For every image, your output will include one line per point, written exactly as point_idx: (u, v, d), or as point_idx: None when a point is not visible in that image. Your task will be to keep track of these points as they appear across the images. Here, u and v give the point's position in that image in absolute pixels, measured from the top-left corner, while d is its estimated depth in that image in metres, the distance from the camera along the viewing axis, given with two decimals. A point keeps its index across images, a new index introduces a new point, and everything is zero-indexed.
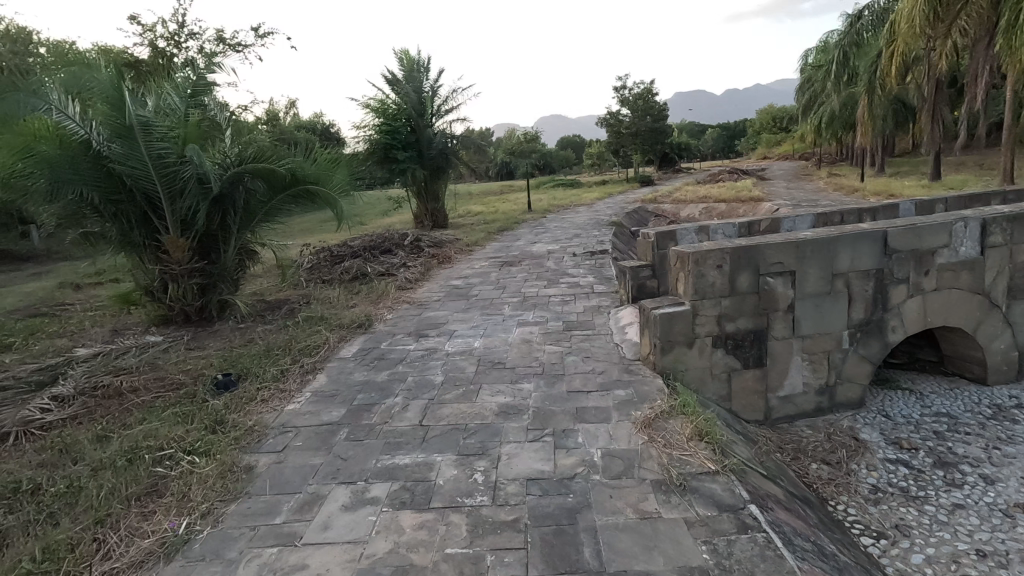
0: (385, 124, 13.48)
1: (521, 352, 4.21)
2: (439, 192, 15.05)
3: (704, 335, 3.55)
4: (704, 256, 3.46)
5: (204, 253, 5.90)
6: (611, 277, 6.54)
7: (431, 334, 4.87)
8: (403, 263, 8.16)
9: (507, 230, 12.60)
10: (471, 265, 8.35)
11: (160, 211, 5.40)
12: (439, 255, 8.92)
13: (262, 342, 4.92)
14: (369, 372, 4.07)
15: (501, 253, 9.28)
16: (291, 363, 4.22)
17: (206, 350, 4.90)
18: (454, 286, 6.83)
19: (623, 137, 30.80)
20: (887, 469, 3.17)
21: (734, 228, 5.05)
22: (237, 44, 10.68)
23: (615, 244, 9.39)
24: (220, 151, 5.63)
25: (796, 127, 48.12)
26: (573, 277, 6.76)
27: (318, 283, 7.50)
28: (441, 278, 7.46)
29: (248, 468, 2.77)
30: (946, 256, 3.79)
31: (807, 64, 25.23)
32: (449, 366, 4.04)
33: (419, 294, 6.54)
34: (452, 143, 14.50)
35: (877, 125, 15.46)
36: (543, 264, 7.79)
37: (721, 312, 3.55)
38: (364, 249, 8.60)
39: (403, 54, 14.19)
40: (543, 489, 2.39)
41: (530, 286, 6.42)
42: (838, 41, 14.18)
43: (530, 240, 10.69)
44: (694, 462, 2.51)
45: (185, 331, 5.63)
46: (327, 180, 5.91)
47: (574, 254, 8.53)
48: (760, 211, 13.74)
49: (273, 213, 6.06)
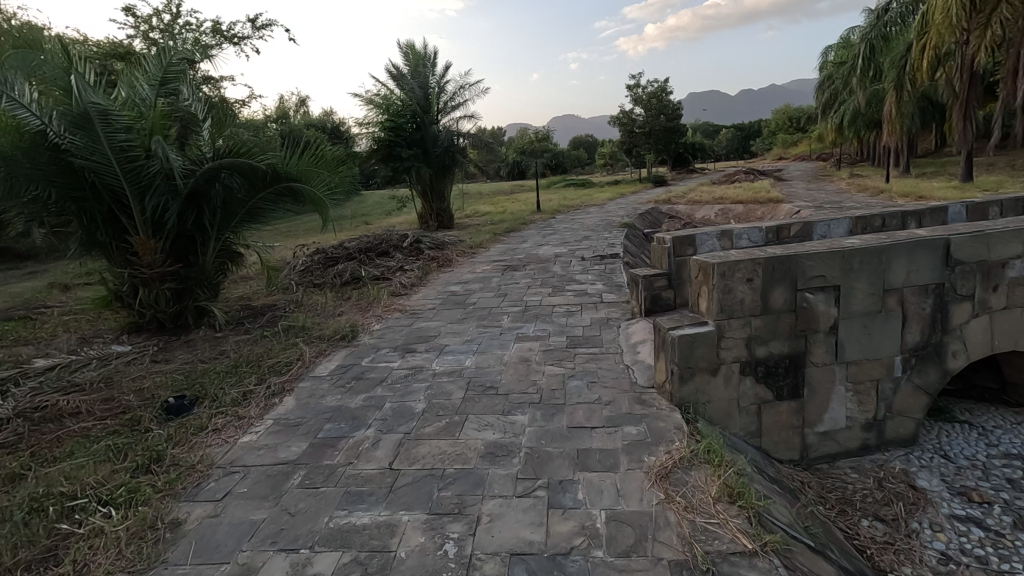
0: (389, 121, 13.02)
1: (516, 375, 3.68)
2: (444, 191, 14.59)
3: (730, 361, 3.01)
4: (731, 268, 2.91)
5: (180, 256, 5.45)
6: (622, 284, 5.99)
7: (419, 349, 4.37)
8: (400, 266, 7.67)
9: (514, 231, 12.10)
10: (473, 268, 7.85)
11: (128, 210, 4.94)
12: (439, 258, 8.43)
13: (232, 356, 4.45)
14: (342, 396, 3.56)
15: (505, 256, 8.77)
16: (257, 384, 3.73)
17: (171, 364, 4.44)
18: (451, 293, 6.32)
19: (636, 136, 30.15)
20: (957, 531, 2.61)
21: (760, 233, 4.48)
22: (234, 35, 10.21)
23: (626, 247, 8.82)
24: (196, 145, 5.18)
25: (813, 127, 47.08)
26: (580, 284, 6.23)
27: (309, 287, 7.03)
28: (439, 283, 6.97)
29: (173, 524, 2.28)
30: (1019, 269, 3.20)
31: (828, 61, 24.44)
32: (433, 391, 3.52)
33: (414, 301, 6.05)
34: (459, 140, 14.00)
35: (904, 124, 14.72)
36: (548, 269, 7.25)
37: (751, 334, 3.00)
38: (360, 250, 8.13)
39: (408, 48, 13.74)
40: (530, 571, 1.87)
41: (533, 294, 5.89)
42: (865, 35, 13.46)
43: (536, 242, 10.16)
44: (725, 536, 1.97)
45: (156, 340, 5.18)
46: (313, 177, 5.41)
47: (583, 257, 7.98)
48: (780, 213, 13.09)
49: (255, 213, 5.60)
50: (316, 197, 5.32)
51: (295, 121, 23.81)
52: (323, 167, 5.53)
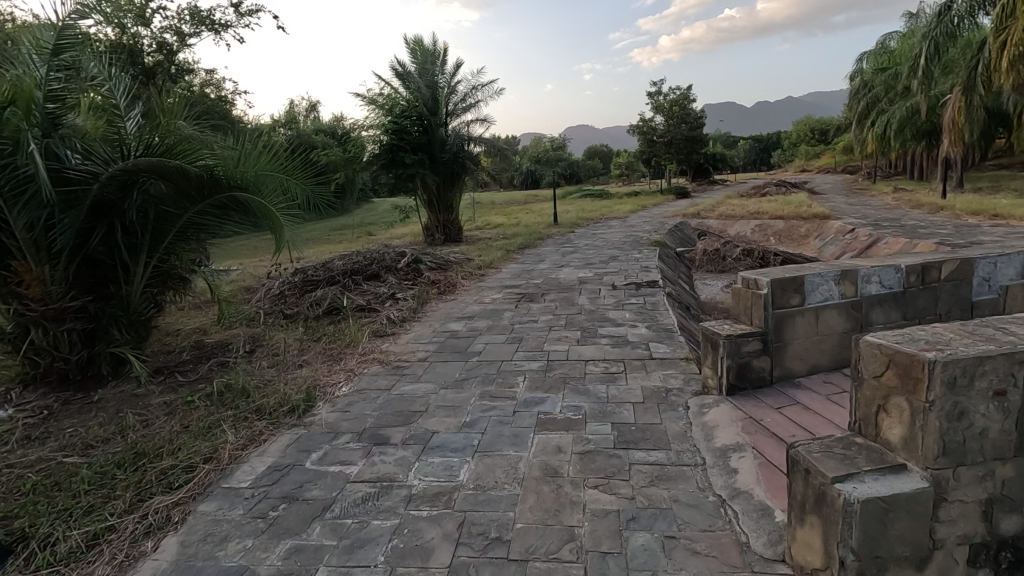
0: (393, 122, 11.71)
1: (540, 508, 2.26)
2: (452, 201, 13.32)
3: (952, 545, 1.58)
4: (969, 371, 1.50)
5: (94, 284, 4.13)
6: (672, 331, 4.59)
7: (395, 438, 2.98)
8: (392, 292, 6.34)
9: (528, 247, 10.73)
10: (479, 297, 6.48)
11: (7, 225, 3.63)
12: (441, 281, 7.10)
13: (125, 442, 3.06)
14: (253, 544, 2.17)
15: (520, 280, 7.39)
16: (124, 515, 2.32)
17: (36, 451, 3.06)
18: (451, 336, 4.95)
19: (656, 145, 28.78)
20: None
21: (897, 276, 3.05)
22: (216, 22, 8.99)
23: (664, 274, 7.45)
24: (110, 137, 3.92)
25: (838, 138, 45.45)
26: (617, 327, 4.83)
27: (279, 321, 5.72)
28: (438, 317, 5.62)
29: None
30: None
31: (865, 70, 23.03)
32: (403, 541, 2.12)
33: (403, 346, 4.70)
34: (469, 146, 12.70)
35: (969, 134, 13.14)
36: (573, 302, 5.83)
37: (992, 495, 1.58)
38: (345, 271, 6.79)
39: (415, 44, 12.53)
40: None
41: (556, 343, 4.47)
42: (927, 32, 11.97)
43: (555, 262, 8.79)
44: None
45: (50, 401, 3.81)
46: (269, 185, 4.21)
47: (614, 285, 6.59)
48: (831, 233, 11.58)
49: (193, 229, 4.33)
50: (266, 211, 4.04)
51: (304, 128, 22.77)
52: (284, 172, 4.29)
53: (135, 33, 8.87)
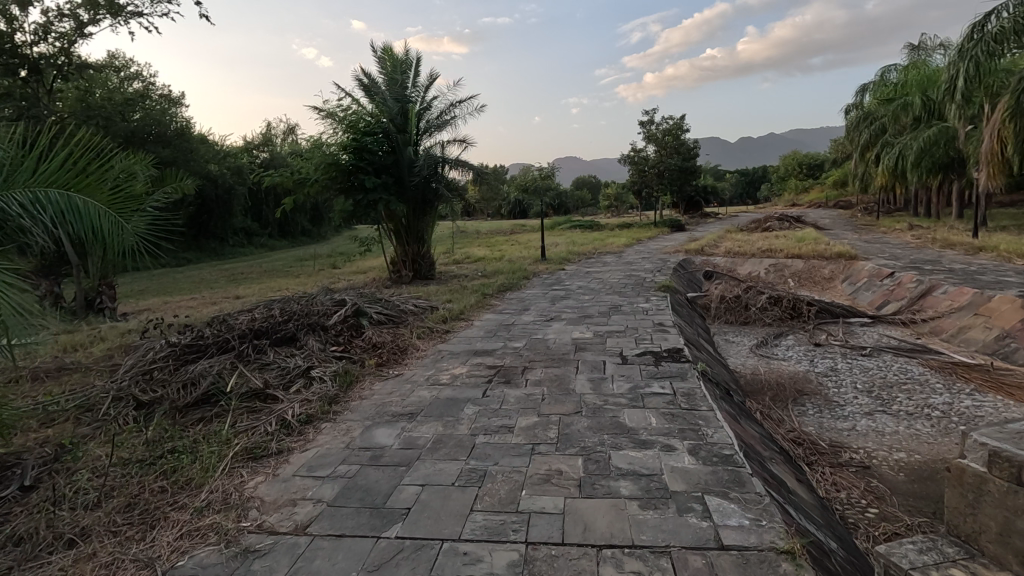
0: (352, 139, 9.90)
1: None
2: (424, 233, 11.54)
3: None
4: None
5: None
6: (734, 469, 2.72)
7: None
8: (307, 364, 4.44)
9: (510, 290, 8.88)
10: (434, 372, 4.57)
11: None
12: (385, 343, 5.22)
13: None
14: None
15: (493, 341, 5.51)
16: None
17: None
18: (372, 460, 3.03)
19: (647, 176, 27.39)
20: None
21: None
22: (119, 7, 7.18)
23: (687, 336, 5.64)
24: None
25: (829, 173, 44.83)
26: (642, 451, 2.94)
27: (122, 416, 3.76)
28: (361, 413, 3.71)
29: None
30: None
31: (869, 101, 22.05)
32: None
33: (280, 483, 2.78)
34: (444, 169, 10.93)
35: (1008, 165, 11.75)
36: (567, 389, 3.94)
37: None
38: (247, 332, 4.89)
39: (385, 52, 10.84)
40: None
41: (543, 492, 2.57)
42: (968, 51, 10.66)
43: (542, 312, 6.94)
44: None
45: None
46: (38, 213, 2.60)
47: (623, 356, 4.74)
48: (863, 278, 9.92)
49: None
50: None
51: (274, 153, 21.13)
52: (74, 192, 2.70)
53: (18, 17, 7.09)
